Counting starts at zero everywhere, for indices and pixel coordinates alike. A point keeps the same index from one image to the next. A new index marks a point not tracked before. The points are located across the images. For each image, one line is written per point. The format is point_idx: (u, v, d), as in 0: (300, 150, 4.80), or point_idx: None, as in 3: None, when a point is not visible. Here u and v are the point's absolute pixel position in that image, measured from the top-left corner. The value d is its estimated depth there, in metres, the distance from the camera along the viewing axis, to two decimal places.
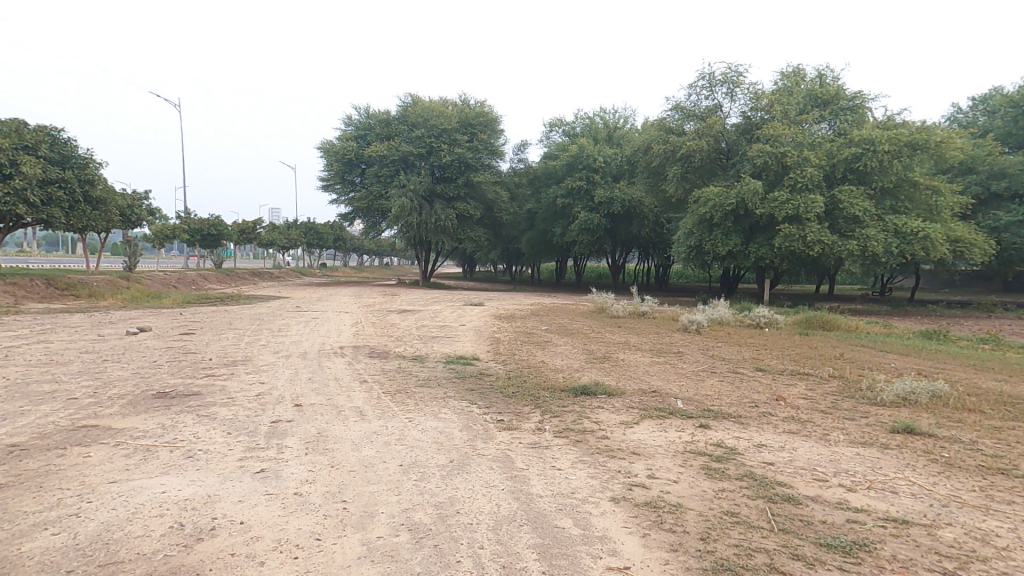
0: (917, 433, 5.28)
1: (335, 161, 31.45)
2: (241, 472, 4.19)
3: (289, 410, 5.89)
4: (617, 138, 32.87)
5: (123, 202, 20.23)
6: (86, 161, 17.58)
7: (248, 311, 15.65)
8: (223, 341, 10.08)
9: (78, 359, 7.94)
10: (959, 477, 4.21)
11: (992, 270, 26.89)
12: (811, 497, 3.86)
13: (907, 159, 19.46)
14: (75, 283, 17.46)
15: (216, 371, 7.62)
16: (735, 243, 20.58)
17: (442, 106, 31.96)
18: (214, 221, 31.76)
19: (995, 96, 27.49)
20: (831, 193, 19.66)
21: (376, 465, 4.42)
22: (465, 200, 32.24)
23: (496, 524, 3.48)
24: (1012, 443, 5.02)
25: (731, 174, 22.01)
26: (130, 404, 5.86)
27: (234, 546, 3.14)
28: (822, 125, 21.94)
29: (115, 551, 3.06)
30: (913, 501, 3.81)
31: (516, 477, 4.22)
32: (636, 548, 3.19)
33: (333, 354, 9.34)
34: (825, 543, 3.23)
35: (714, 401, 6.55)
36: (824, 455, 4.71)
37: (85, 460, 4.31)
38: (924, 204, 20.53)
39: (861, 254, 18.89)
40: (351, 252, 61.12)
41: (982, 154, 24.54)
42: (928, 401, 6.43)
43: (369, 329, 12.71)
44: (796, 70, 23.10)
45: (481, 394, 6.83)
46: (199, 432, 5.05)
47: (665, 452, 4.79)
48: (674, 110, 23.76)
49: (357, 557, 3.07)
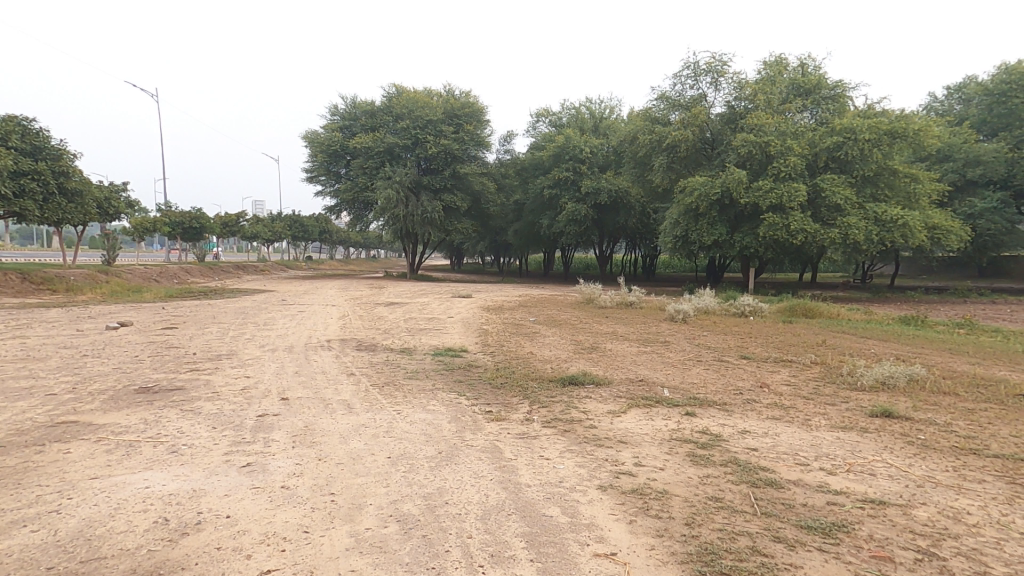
0: (894, 417, 5.41)
1: (320, 152, 31.05)
2: (227, 466, 4.17)
3: (275, 404, 5.86)
4: (603, 129, 32.85)
5: (99, 193, 19.80)
6: (59, 152, 17.21)
7: (232, 304, 15.42)
8: (207, 335, 9.98)
9: (56, 355, 7.81)
10: (934, 458, 4.32)
11: (968, 255, 27.41)
12: (793, 481, 3.93)
13: (887, 147, 19.69)
14: (51, 277, 17.11)
15: (200, 365, 7.54)
16: (720, 233, 20.72)
17: (427, 97, 31.67)
18: (195, 214, 31.23)
19: (970, 84, 27.89)
20: (814, 181, 19.86)
21: (365, 458, 4.41)
22: (452, 191, 32.02)
23: (484, 513, 3.50)
24: (985, 424, 5.15)
25: (716, 164, 22.16)
26: (112, 400, 5.78)
27: (221, 540, 3.13)
28: (805, 114, 22.10)
29: (98, 547, 3.04)
30: (890, 482, 3.90)
31: (504, 467, 4.25)
32: (623, 534, 3.24)
33: (320, 347, 9.29)
34: (806, 525, 3.30)
35: (699, 388, 6.64)
36: (806, 440, 4.80)
37: (65, 456, 4.25)
38: (903, 191, 20.82)
39: (843, 242, 19.16)
40: (337, 245, 60.54)
41: (959, 141, 24.84)
42: (904, 384, 6.57)
43: (356, 322, 12.65)
44: (779, 59, 23.20)
45: (469, 385, 6.83)
46: (184, 427, 5.00)
47: (651, 440, 4.85)
48: (659, 100, 23.74)
49: (345, 548, 3.08)
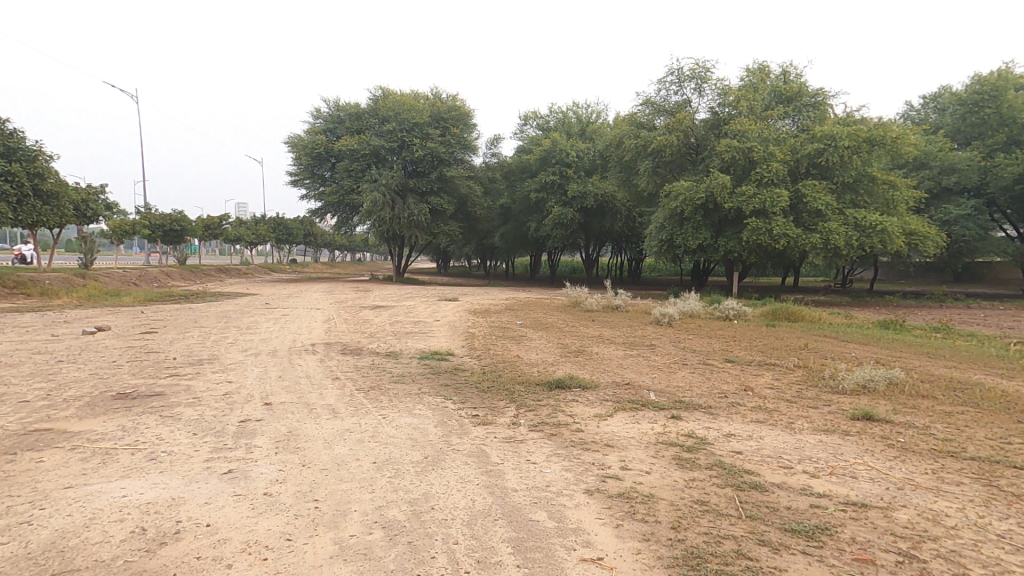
0: (876, 420, 5.49)
1: (304, 155, 30.82)
2: (207, 473, 4.09)
3: (258, 410, 5.74)
4: (590, 133, 33.01)
5: (76, 196, 19.34)
6: (34, 153, 16.83)
7: (214, 308, 15.15)
8: (188, 340, 9.78)
9: (31, 361, 7.60)
10: (913, 461, 4.39)
11: (945, 261, 27.99)
12: (776, 484, 3.97)
13: (866, 154, 20.07)
14: (25, 281, 16.62)
15: (181, 370, 7.42)
16: (705, 237, 20.93)
17: (413, 100, 31.52)
18: (176, 216, 30.65)
19: (944, 94, 28.57)
20: (796, 187, 20.20)
21: (350, 463, 4.36)
22: (438, 194, 31.95)
23: (470, 519, 3.48)
24: (962, 427, 5.26)
25: (700, 168, 22.42)
26: (88, 407, 5.63)
27: (201, 549, 3.07)
28: (787, 121, 22.44)
29: (72, 558, 2.96)
30: (871, 484, 3.96)
31: (490, 471, 4.23)
32: (610, 539, 3.23)
33: (305, 352, 9.15)
34: (789, 528, 3.33)
35: (685, 392, 6.67)
36: (789, 442, 4.86)
37: (38, 465, 4.13)
38: (881, 198, 21.21)
39: (824, 247, 19.49)
40: (323, 247, 60.01)
41: (935, 150, 25.39)
42: (884, 387, 6.70)
43: (341, 325, 12.52)
44: (762, 65, 23.49)
45: (457, 389, 6.81)
46: (163, 433, 4.90)
47: (637, 444, 4.85)
48: (644, 105, 23.93)
49: (329, 556, 3.03)
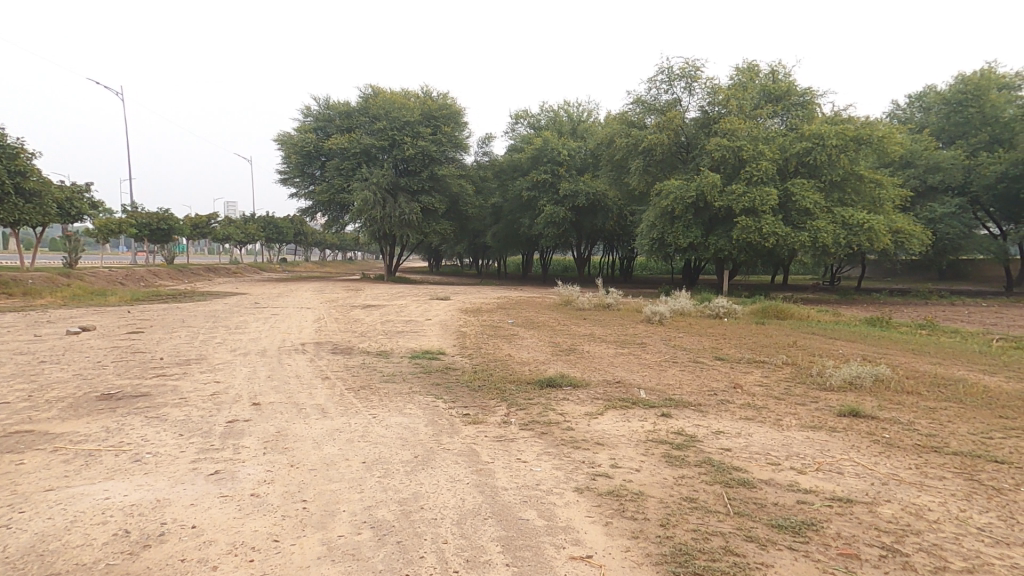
0: (862, 416, 5.53)
1: (294, 153, 30.60)
2: (194, 474, 4.04)
3: (246, 410, 5.69)
4: (580, 132, 33.04)
5: (59, 194, 19.04)
6: (16, 151, 16.59)
7: (202, 308, 15.00)
8: (175, 340, 9.68)
9: (13, 362, 7.50)
10: (898, 456, 4.43)
11: (931, 259, 28.30)
12: (765, 481, 3.98)
13: (853, 153, 20.26)
14: (8, 282, 16.35)
15: (167, 370, 7.33)
16: (695, 235, 21.04)
17: (404, 98, 31.38)
18: (164, 215, 30.31)
19: (929, 94, 28.85)
20: (785, 186, 20.34)
21: (338, 463, 4.32)
22: (430, 193, 31.84)
23: (460, 518, 3.46)
24: (946, 423, 5.31)
25: (691, 167, 22.53)
26: (71, 408, 5.55)
27: (185, 551, 3.03)
28: (775, 120, 22.60)
29: (53, 561, 2.91)
30: (857, 480, 3.99)
31: (480, 471, 4.21)
32: (599, 537, 3.23)
33: (294, 351, 9.08)
34: (777, 524, 3.35)
35: (675, 390, 6.69)
36: (778, 440, 4.87)
37: (19, 468, 4.06)
38: (868, 196, 21.41)
39: (812, 245, 19.65)
40: (314, 246, 59.62)
41: (920, 149, 25.64)
42: (871, 384, 6.75)
43: (331, 325, 12.44)
44: (751, 65, 23.62)
45: (447, 388, 6.79)
46: (149, 434, 4.84)
47: (628, 442, 4.86)
48: (635, 104, 23.97)
49: (316, 557, 3.00)
